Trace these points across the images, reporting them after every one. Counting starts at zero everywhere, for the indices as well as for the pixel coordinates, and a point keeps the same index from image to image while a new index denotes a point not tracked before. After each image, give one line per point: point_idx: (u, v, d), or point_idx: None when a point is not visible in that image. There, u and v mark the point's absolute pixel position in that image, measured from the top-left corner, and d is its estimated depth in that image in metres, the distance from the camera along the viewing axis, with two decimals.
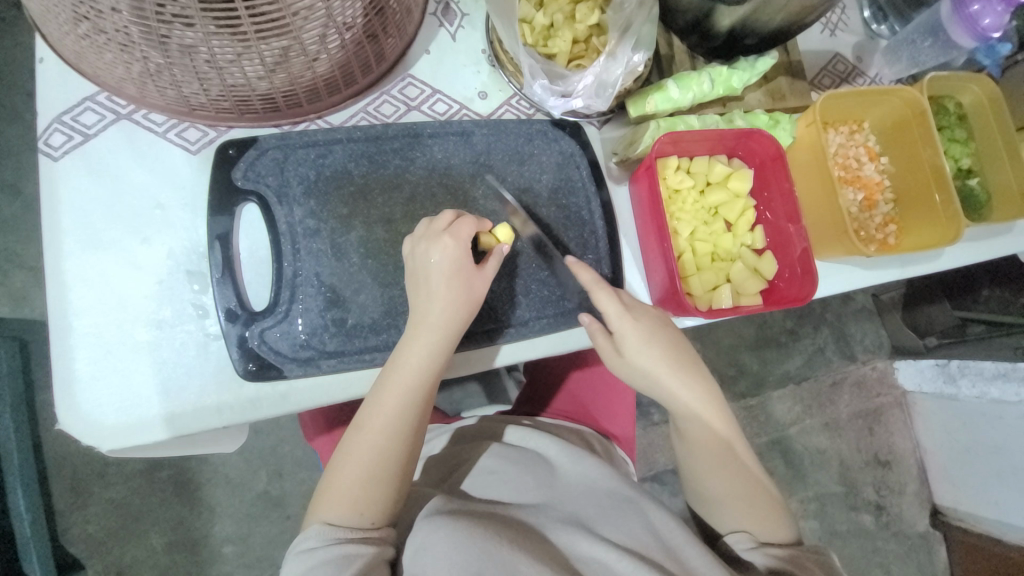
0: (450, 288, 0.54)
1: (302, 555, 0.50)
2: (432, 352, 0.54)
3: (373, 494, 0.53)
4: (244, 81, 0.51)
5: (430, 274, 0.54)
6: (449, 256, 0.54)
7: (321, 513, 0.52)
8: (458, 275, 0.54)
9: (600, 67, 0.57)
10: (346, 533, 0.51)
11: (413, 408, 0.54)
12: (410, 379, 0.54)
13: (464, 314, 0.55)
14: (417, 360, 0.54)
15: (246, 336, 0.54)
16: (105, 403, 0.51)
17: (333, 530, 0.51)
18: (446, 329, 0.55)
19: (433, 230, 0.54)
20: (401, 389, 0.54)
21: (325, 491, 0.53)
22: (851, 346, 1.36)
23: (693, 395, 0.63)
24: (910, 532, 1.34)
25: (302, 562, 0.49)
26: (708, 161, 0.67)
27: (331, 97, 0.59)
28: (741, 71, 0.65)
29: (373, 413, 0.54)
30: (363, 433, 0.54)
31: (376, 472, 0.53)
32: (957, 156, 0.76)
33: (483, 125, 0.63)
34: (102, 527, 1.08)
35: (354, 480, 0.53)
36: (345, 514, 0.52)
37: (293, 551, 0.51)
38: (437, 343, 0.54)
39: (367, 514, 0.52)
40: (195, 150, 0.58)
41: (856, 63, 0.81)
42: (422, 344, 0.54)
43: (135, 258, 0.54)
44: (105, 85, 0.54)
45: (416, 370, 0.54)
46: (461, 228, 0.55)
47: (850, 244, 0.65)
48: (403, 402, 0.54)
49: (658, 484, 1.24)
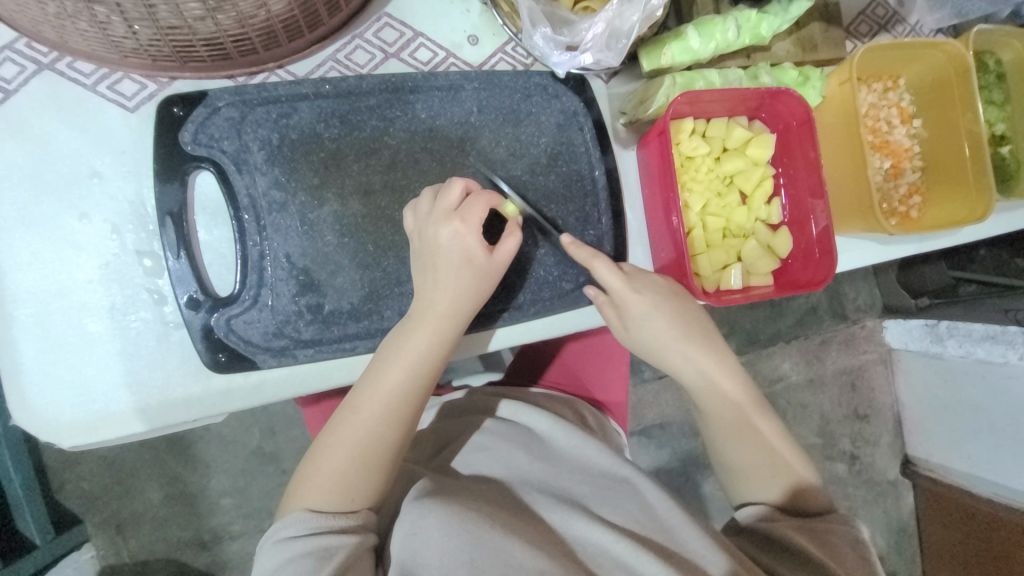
0: (463, 275, 0.50)
1: (281, 544, 0.46)
2: (440, 342, 0.51)
3: (361, 482, 0.49)
4: (183, 23, 0.42)
5: (442, 255, 0.49)
6: (458, 238, 0.49)
7: (303, 499, 0.49)
8: (466, 262, 0.50)
9: (613, 12, 0.47)
10: (330, 521, 0.48)
11: (413, 397, 0.51)
12: (412, 366, 0.50)
13: (474, 304, 0.51)
14: (421, 349, 0.50)
15: (212, 326, 0.48)
16: (59, 398, 0.47)
17: (318, 519, 0.47)
18: (454, 317, 0.51)
19: (445, 209, 0.49)
20: (401, 377, 0.50)
21: (309, 476, 0.50)
22: (844, 305, 1.34)
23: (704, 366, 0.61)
24: (881, 479, 1.40)
25: (280, 553, 0.46)
26: (727, 123, 0.60)
27: (292, 41, 0.50)
28: (773, 15, 0.56)
29: (370, 399, 0.50)
30: (356, 419, 0.50)
31: (366, 459, 0.50)
32: (992, 121, 0.70)
33: (475, 78, 0.55)
34: (95, 484, 1.08)
35: (345, 466, 0.49)
36: (330, 501, 0.49)
37: (271, 539, 0.47)
38: (446, 332, 0.51)
39: (356, 500, 0.49)
40: (134, 107, 0.49)
41: (897, 7, 0.71)
42: (430, 333, 0.50)
43: (73, 235, 0.47)
44: (23, 30, 0.44)
45: (420, 358, 0.50)
46: (473, 211, 0.49)
47: (874, 219, 0.60)
48: (402, 390, 0.50)
49: (644, 437, 1.26)
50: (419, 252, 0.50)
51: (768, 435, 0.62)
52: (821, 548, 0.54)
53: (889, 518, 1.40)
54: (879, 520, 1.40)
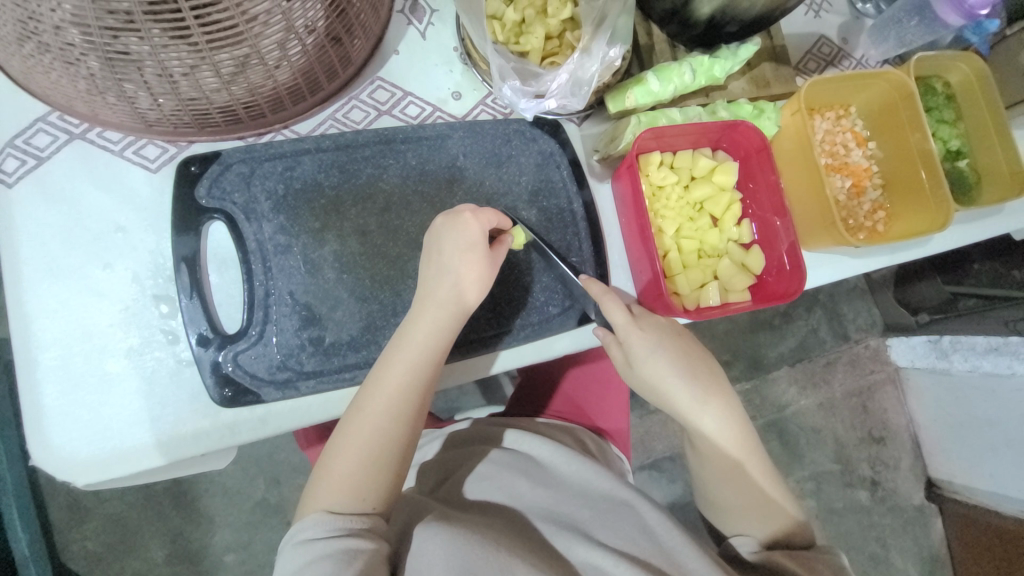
0: (466, 267, 0.53)
1: (302, 546, 0.48)
2: (437, 338, 0.53)
3: (373, 481, 0.51)
4: (200, 94, 0.48)
5: (441, 253, 0.53)
6: (460, 233, 0.53)
7: (319, 501, 0.50)
8: (469, 254, 0.53)
9: (574, 64, 0.53)
10: (346, 523, 0.49)
11: (415, 395, 0.53)
12: (414, 360, 0.53)
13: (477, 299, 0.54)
14: (420, 345, 0.52)
15: (220, 361, 0.52)
16: (77, 437, 0.50)
17: (335, 520, 0.49)
18: (452, 311, 0.53)
19: (454, 211, 0.54)
20: (402, 371, 0.52)
21: (321, 479, 0.51)
22: (843, 325, 1.35)
23: (711, 413, 0.62)
24: (905, 505, 1.36)
25: (300, 554, 0.47)
26: (692, 154, 0.65)
27: (296, 105, 0.56)
28: (723, 59, 0.63)
29: (374, 398, 0.52)
30: (364, 415, 0.52)
31: (375, 457, 0.51)
32: (946, 138, 0.76)
33: (459, 128, 0.61)
34: (100, 543, 1.07)
35: (356, 466, 0.51)
36: (344, 501, 0.50)
37: (291, 541, 0.49)
38: (442, 327, 0.53)
39: (367, 500, 0.51)
40: (155, 168, 0.55)
41: (841, 45, 0.78)
42: (427, 328, 0.53)
43: (97, 284, 0.52)
44: (56, 104, 0.51)
45: (421, 353, 0.53)
46: (484, 214, 0.54)
47: (838, 234, 0.64)
48: (404, 384, 0.52)
49: (656, 472, 1.24)
50: (426, 256, 0.55)
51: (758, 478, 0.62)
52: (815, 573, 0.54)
53: (919, 545, 1.35)
54: (909, 550, 1.34)
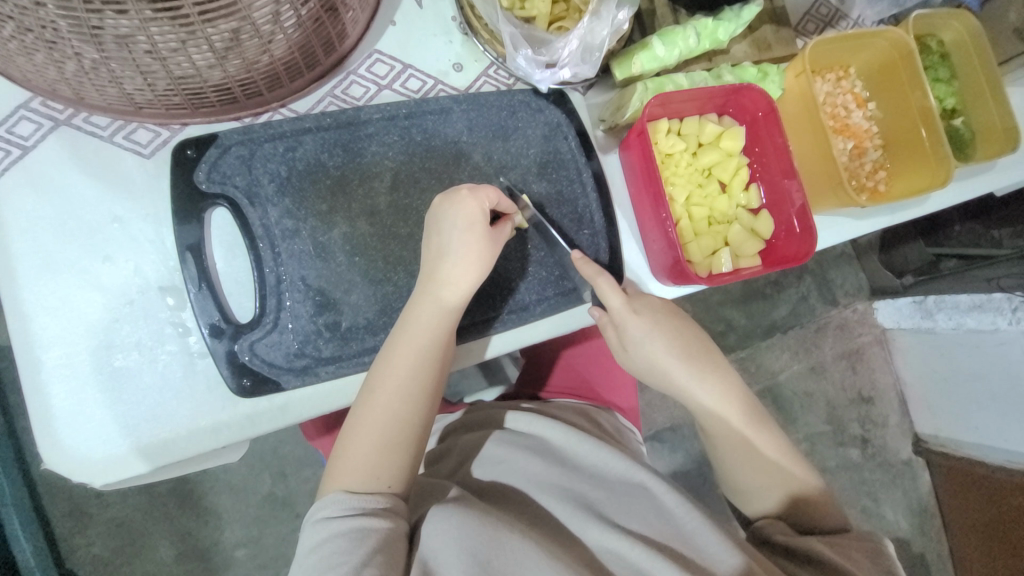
0: (469, 245, 0.52)
1: (318, 525, 0.47)
2: (442, 314, 0.52)
3: (392, 459, 0.50)
4: (193, 71, 0.46)
5: (444, 231, 0.52)
6: (460, 212, 0.51)
7: (339, 482, 0.50)
8: (469, 232, 0.52)
9: (585, 29, 0.51)
10: (363, 503, 0.48)
11: (427, 372, 0.52)
12: (423, 337, 0.52)
13: (480, 277, 0.53)
14: (427, 322, 0.52)
15: (236, 351, 0.50)
16: (91, 437, 0.48)
17: (354, 499, 0.48)
18: (458, 289, 0.52)
19: (451, 188, 0.52)
20: (412, 351, 0.51)
21: (339, 460, 0.51)
22: (833, 291, 1.38)
23: (707, 386, 0.64)
24: (894, 460, 1.41)
25: (315, 533, 0.46)
26: (699, 121, 0.64)
27: (293, 81, 0.54)
28: (727, 21, 0.62)
29: (386, 377, 0.51)
30: (377, 395, 0.51)
31: (393, 435, 0.51)
32: (942, 96, 0.76)
33: (462, 101, 0.59)
34: (105, 547, 1.05)
35: (373, 446, 0.50)
36: (363, 481, 0.49)
37: (309, 522, 0.48)
38: (447, 303, 0.52)
39: (385, 478, 0.50)
40: (149, 153, 0.52)
41: (838, 5, 0.78)
42: (433, 305, 0.52)
43: (96, 279, 0.50)
44: (38, 89, 0.47)
45: (429, 330, 0.52)
46: (484, 193, 0.53)
47: (845, 194, 0.64)
48: (415, 363, 0.51)
49: (657, 443, 1.27)
50: (430, 235, 0.53)
51: (775, 456, 0.64)
52: (835, 551, 0.55)
53: (908, 497, 1.41)
54: (899, 502, 1.40)
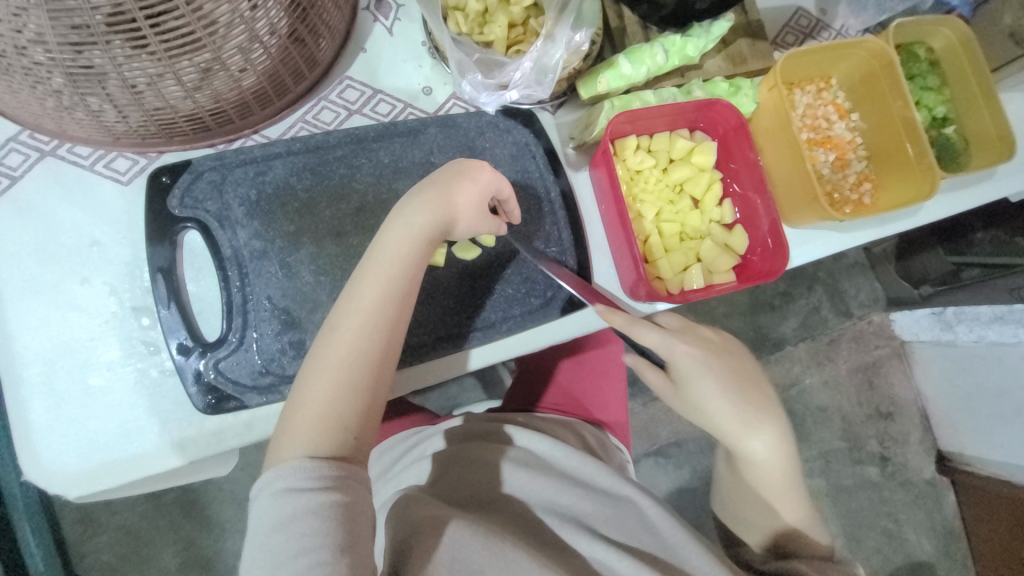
0: (423, 199, 0.51)
1: (281, 494, 0.43)
2: (410, 259, 0.51)
3: (353, 411, 0.48)
4: (165, 103, 0.48)
5: (427, 187, 0.52)
6: (466, 175, 0.53)
7: (295, 443, 0.45)
8: (455, 189, 0.52)
9: (538, 52, 0.53)
10: (326, 458, 0.45)
11: (390, 318, 0.50)
12: (388, 281, 0.50)
13: (432, 231, 0.52)
14: (393, 267, 0.50)
15: (202, 369, 0.52)
16: (66, 452, 0.50)
17: (314, 461, 0.44)
18: (427, 235, 0.52)
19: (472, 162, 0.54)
20: (376, 296, 0.50)
21: (295, 419, 0.47)
22: (846, 302, 1.34)
23: (763, 433, 0.60)
24: (916, 479, 1.34)
25: (277, 507, 0.43)
26: (669, 137, 0.64)
27: (264, 109, 0.56)
28: (697, 38, 0.62)
29: (346, 326, 0.49)
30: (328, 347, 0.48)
31: (354, 386, 0.48)
32: (931, 105, 0.74)
33: (432, 123, 0.61)
34: (114, 555, 1.09)
35: (334, 398, 0.47)
36: (324, 438, 0.46)
37: (266, 492, 0.43)
38: (415, 248, 0.51)
39: (349, 432, 0.47)
40: (127, 181, 0.55)
41: (820, 16, 0.77)
42: (401, 252, 0.51)
43: (76, 300, 0.52)
44: (25, 123, 0.51)
45: (394, 275, 0.51)
46: (478, 174, 0.53)
47: (821, 209, 0.63)
48: (380, 308, 0.50)
49: (662, 458, 1.24)
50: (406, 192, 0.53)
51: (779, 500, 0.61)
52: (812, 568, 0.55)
53: (932, 518, 1.34)
54: (922, 523, 1.33)
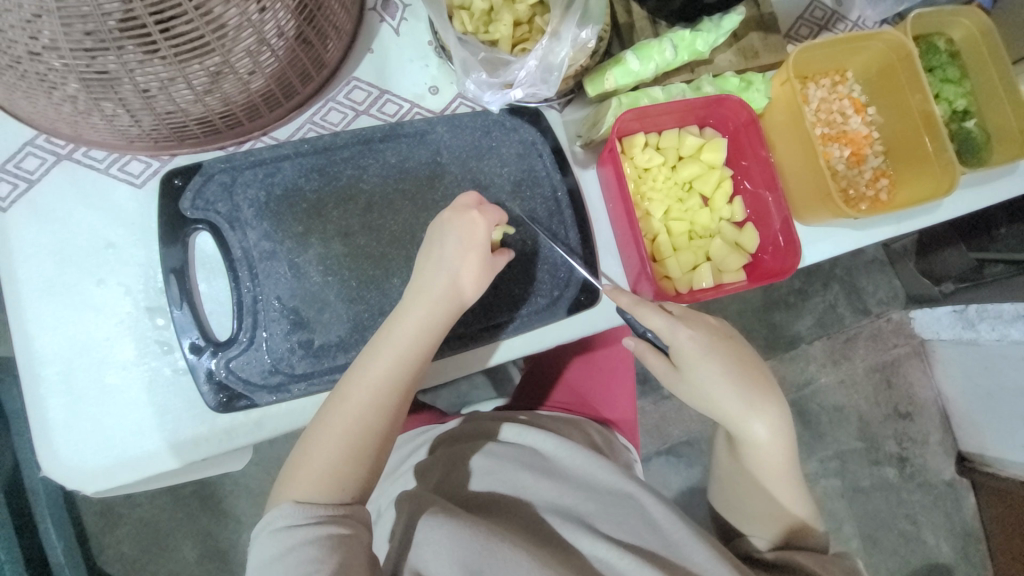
0: (437, 257, 0.53)
1: (276, 534, 0.47)
2: (426, 329, 0.53)
3: (352, 471, 0.50)
4: (176, 107, 0.49)
5: (439, 244, 0.54)
6: (464, 229, 0.53)
7: (294, 491, 0.49)
8: (468, 248, 0.53)
9: (543, 50, 0.52)
10: (317, 511, 0.48)
11: (399, 385, 0.52)
12: (403, 350, 0.52)
13: (447, 304, 0.53)
14: (410, 334, 0.52)
15: (213, 368, 0.53)
16: (83, 448, 0.52)
17: (305, 510, 0.48)
18: (442, 302, 0.53)
19: (458, 208, 0.53)
20: (390, 362, 0.52)
21: (297, 467, 0.50)
22: (863, 299, 1.31)
23: (759, 416, 0.60)
24: (935, 481, 1.31)
25: (276, 541, 0.47)
26: (678, 133, 0.63)
27: (273, 110, 0.57)
28: (706, 32, 0.60)
29: (356, 388, 0.51)
30: (340, 407, 0.51)
31: (355, 446, 0.51)
32: (951, 98, 0.71)
33: (439, 122, 0.61)
34: (134, 545, 1.11)
35: (335, 455, 0.50)
36: (320, 491, 0.49)
37: (264, 529, 0.48)
38: (430, 317, 0.53)
39: (346, 489, 0.50)
40: (141, 183, 0.56)
41: (835, 7, 0.75)
42: (417, 320, 0.53)
43: (92, 300, 0.54)
44: (41, 127, 0.52)
45: (410, 344, 0.52)
46: (466, 220, 0.53)
47: (835, 208, 0.62)
48: (391, 374, 0.52)
49: (673, 457, 1.23)
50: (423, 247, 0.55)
51: (779, 488, 0.62)
52: (815, 562, 0.57)
53: (951, 521, 1.31)
54: (941, 526, 1.30)
